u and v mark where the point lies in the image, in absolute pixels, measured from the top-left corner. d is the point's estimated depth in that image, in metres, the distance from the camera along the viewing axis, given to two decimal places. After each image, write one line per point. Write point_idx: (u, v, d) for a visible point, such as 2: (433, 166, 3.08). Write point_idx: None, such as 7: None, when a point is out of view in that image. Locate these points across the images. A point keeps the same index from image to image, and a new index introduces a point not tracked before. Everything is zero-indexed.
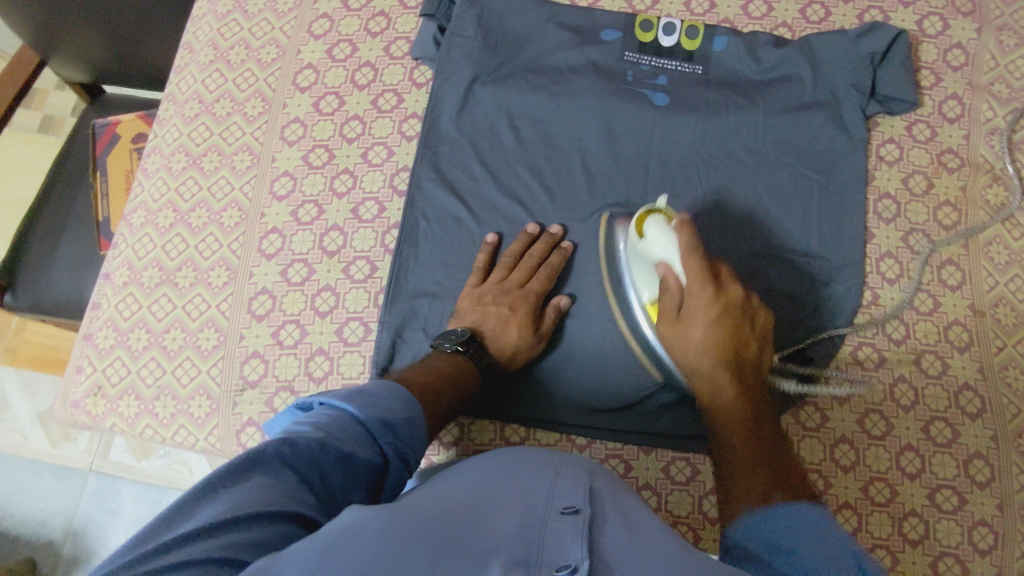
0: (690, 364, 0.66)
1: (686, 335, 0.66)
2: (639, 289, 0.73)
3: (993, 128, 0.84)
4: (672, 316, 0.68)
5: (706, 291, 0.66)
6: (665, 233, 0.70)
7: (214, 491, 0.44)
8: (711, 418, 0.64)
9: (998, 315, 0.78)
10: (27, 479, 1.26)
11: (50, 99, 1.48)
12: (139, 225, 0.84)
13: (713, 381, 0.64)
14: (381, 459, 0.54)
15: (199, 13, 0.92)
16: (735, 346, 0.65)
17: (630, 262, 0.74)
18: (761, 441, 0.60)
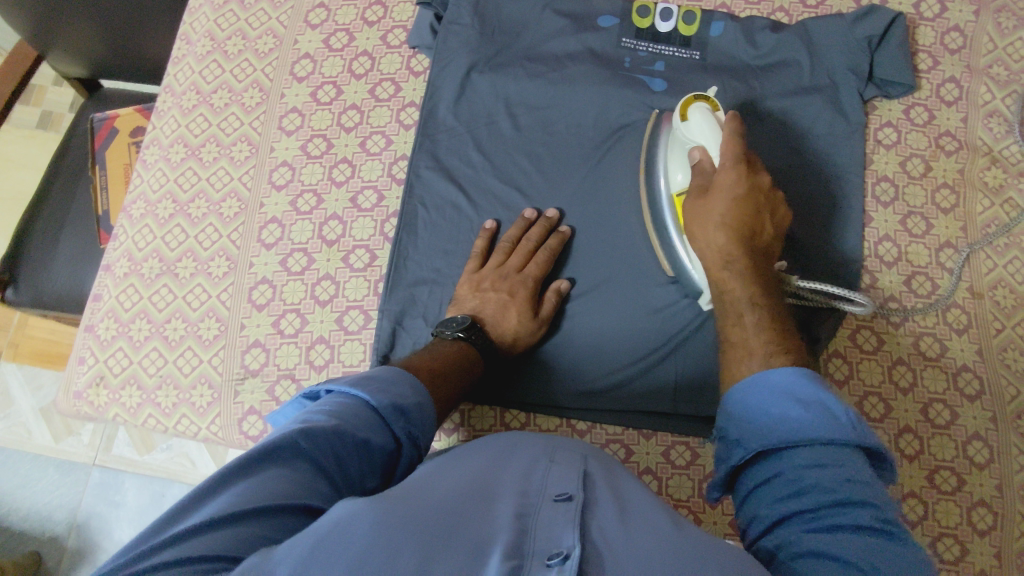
0: (706, 241, 0.65)
1: (707, 210, 0.65)
2: (671, 173, 0.73)
3: (991, 110, 0.84)
4: (699, 193, 0.67)
5: (734, 172, 0.64)
6: (708, 119, 0.69)
7: (227, 485, 0.44)
8: (718, 290, 0.64)
9: (996, 297, 0.78)
10: (32, 473, 1.27)
11: (48, 95, 1.48)
12: (138, 217, 0.84)
13: (726, 262, 0.63)
14: (395, 444, 0.54)
15: (196, 4, 0.92)
16: (754, 228, 0.64)
17: (670, 146, 0.75)
18: (764, 314, 0.60)
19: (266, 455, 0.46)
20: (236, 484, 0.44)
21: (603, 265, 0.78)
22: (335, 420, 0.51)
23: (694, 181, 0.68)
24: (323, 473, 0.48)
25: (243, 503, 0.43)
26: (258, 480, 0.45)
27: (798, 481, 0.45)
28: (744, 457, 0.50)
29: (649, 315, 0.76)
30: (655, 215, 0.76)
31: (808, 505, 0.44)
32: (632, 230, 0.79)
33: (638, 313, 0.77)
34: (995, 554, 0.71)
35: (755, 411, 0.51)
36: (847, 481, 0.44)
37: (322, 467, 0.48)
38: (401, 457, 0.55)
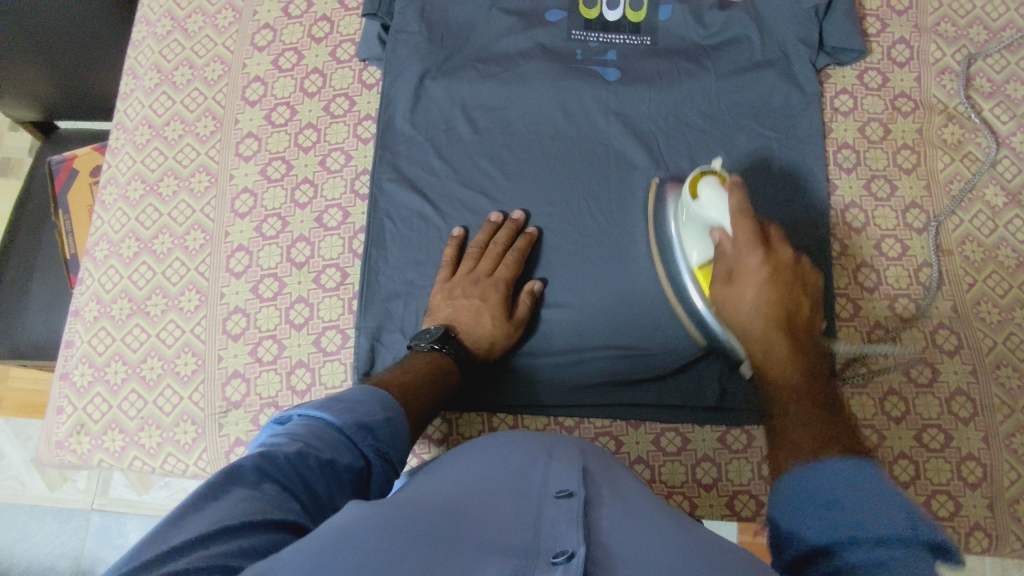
0: (746, 330, 0.62)
1: (738, 295, 0.63)
2: (687, 251, 0.73)
3: (943, 67, 0.85)
4: (724, 279, 0.65)
5: (757, 256, 0.63)
6: (720, 197, 0.68)
7: (200, 508, 0.43)
8: (756, 355, 0.61)
9: (965, 252, 0.79)
10: (30, 525, 1.25)
11: (5, 141, 1.45)
12: (102, 259, 0.83)
13: (764, 343, 0.60)
14: (364, 462, 0.54)
15: (138, 37, 0.90)
16: (786, 312, 0.61)
17: (683, 225, 0.74)
18: (809, 386, 0.55)
19: (232, 478, 0.46)
20: (210, 506, 0.43)
21: (576, 261, 0.78)
22: (304, 444, 0.51)
23: (718, 267, 0.66)
24: (291, 493, 0.48)
25: (222, 521, 0.42)
26: (232, 502, 0.44)
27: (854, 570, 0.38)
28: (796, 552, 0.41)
29: (626, 307, 0.77)
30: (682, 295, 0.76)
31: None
32: (601, 224, 0.79)
33: (613, 306, 0.77)
34: (988, 505, 0.72)
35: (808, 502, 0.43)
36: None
37: (289, 488, 0.48)
38: (373, 473, 0.55)
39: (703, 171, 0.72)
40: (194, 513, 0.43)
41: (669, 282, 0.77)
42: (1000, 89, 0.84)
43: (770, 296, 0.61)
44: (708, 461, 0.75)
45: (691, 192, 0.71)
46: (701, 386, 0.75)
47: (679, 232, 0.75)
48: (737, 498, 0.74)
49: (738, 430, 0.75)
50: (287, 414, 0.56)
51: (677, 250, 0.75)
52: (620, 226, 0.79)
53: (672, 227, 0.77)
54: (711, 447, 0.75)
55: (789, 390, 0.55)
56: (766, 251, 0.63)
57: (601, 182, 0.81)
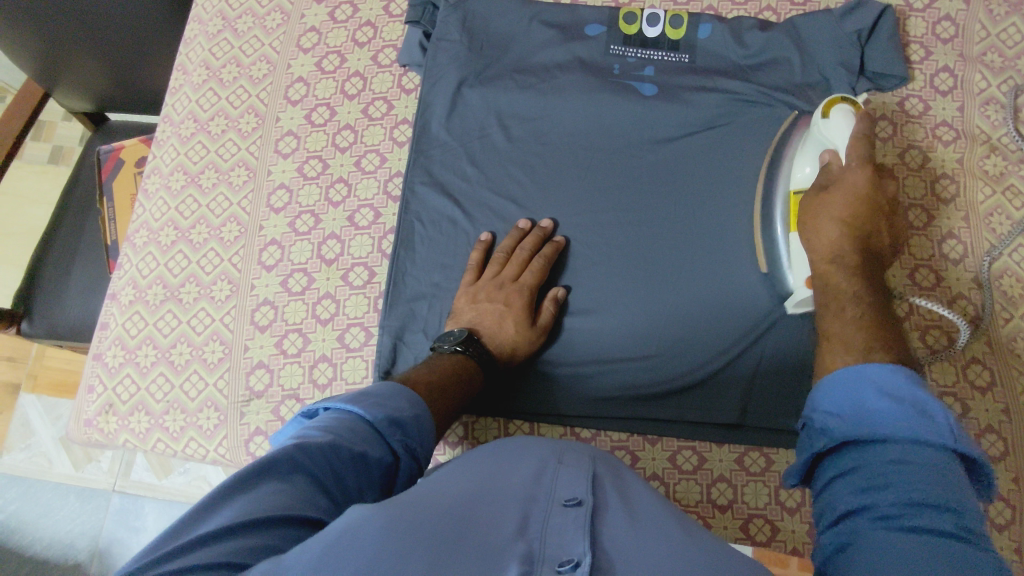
0: (818, 240, 0.65)
1: (826, 204, 0.65)
2: (801, 166, 0.73)
3: (988, 98, 0.83)
4: (816, 191, 0.67)
5: (862, 177, 0.64)
6: (847, 121, 0.68)
7: (228, 499, 0.44)
8: (822, 262, 0.64)
9: (1003, 286, 0.77)
10: (53, 502, 1.29)
11: (58, 130, 1.51)
12: (141, 245, 0.85)
13: (836, 253, 0.63)
14: (393, 458, 0.55)
15: (190, 34, 0.94)
16: (868, 231, 0.63)
17: (802, 145, 0.74)
18: (874, 304, 0.59)
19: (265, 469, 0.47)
20: (236, 497, 0.44)
21: (602, 272, 0.78)
22: (334, 436, 0.51)
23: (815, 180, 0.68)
24: (321, 487, 0.48)
25: (247, 514, 0.43)
26: (258, 493, 0.45)
27: (880, 471, 0.44)
28: (824, 445, 0.48)
29: (650, 319, 0.76)
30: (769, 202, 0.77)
31: (881, 502, 0.42)
32: (630, 237, 0.79)
33: (637, 320, 0.76)
34: (1016, 549, 0.70)
35: (842, 404, 0.49)
36: (931, 481, 0.42)
37: (321, 481, 0.48)
38: (400, 470, 0.55)
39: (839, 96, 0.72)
40: (220, 504, 0.44)
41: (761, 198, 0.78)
42: None
43: (861, 218, 0.63)
44: (724, 482, 0.74)
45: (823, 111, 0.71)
46: (721, 403, 0.74)
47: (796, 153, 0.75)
48: (751, 522, 0.72)
49: (756, 452, 0.74)
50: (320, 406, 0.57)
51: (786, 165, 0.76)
52: (648, 240, 0.79)
53: (790, 152, 0.76)
54: (728, 468, 0.74)
55: (848, 300, 0.60)
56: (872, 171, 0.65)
57: (632, 194, 0.81)
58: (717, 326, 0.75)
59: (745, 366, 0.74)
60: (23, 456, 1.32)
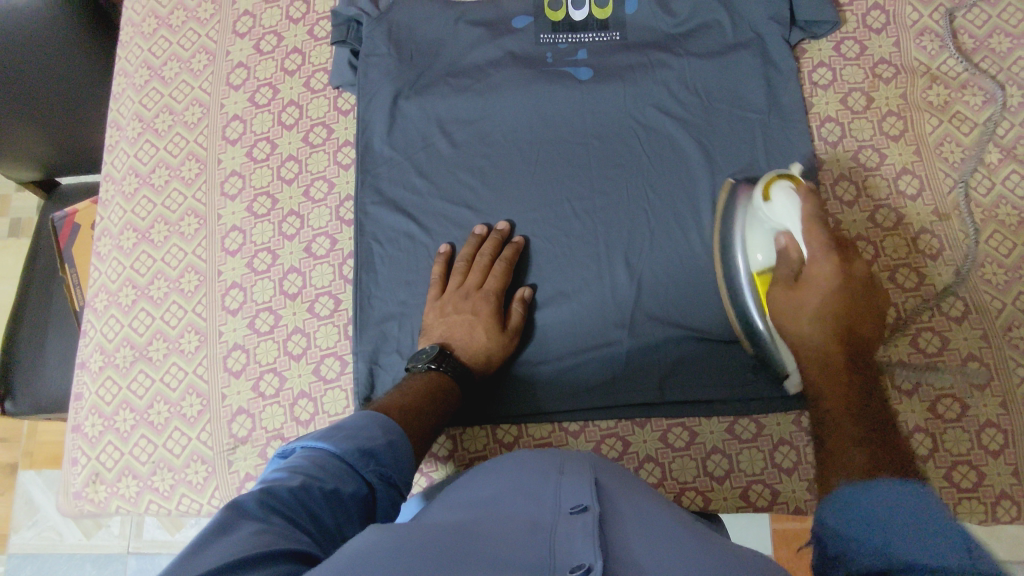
0: (802, 334, 0.63)
1: (798, 299, 0.64)
2: (750, 253, 0.69)
3: (922, 29, 0.83)
4: (786, 285, 0.65)
5: (830, 262, 0.63)
6: (793, 200, 0.67)
7: (211, 545, 0.42)
8: (810, 357, 0.62)
9: (963, 214, 0.77)
10: (70, 574, 1.27)
11: (14, 203, 1.49)
12: (103, 309, 0.84)
13: (820, 356, 0.61)
14: (369, 489, 0.54)
15: (118, 89, 0.92)
16: (847, 321, 0.62)
17: (749, 222, 0.70)
18: (859, 400, 0.57)
19: (239, 517, 0.45)
20: (219, 542, 0.42)
21: (566, 264, 0.78)
22: (308, 477, 0.51)
23: (781, 270, 0.66)
24: (297, 526, 0.47)
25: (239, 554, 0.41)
26: (240, 537, 0.43)
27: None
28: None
29: (621, 305, 0.76)
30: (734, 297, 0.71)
31: None
32: (587, 224, 0.79)
33: (607, 306, 0.76)
34: (1014, 473, 0.70)
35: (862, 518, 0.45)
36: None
37: (296, 522, 0.47)
38: (378, 498, 0.55)
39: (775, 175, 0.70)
40: (202, 552, 0.41)
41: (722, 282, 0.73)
42: (983, 45, 0.82)
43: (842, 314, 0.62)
44: (719, 454, 0.73)
45: (762, 194, 0.69)
46: (705, 378, 0.74)
47: (741, 233, 0.71)
48: (751, 489, 0.72)
49: (745, 419, 0.74)
50: (287, 449, 0.56)
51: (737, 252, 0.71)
52: (605, 223, 0.78)
53: (734, 229, 0.71)
54: (720, 439, 0.74)
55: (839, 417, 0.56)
56: (834, 244, 0.65)
57: (583, 181, 0.80)
58: (689, 303, 0.75)
59: (720, 334, 0.74)
60: (31, 535, 1.30)
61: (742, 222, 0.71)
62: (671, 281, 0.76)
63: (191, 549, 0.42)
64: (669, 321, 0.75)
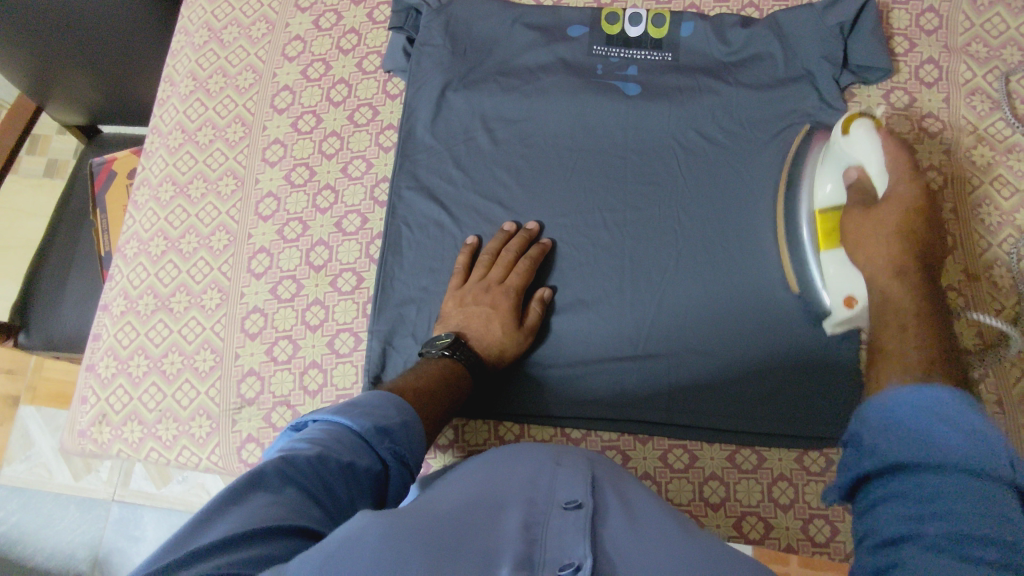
0: (869, 253, 0.63)
1: (877, 216, 0.64)
2: (819, 185, 0.73)
3: (974, 88, 0.83)
4: (862, 208, 0.66)
5: (907, 188, 0.64)
6: (873, 136, 0.68)
7: (223, 513, 0.43)
8: (885, 273, 0.60)
9: (993, 277, 0.76)
10: (54, 512, 1.29)
11: (53, 144, 1.52)
12: (132, 256, 0.86)
13: (899, 264, 0.60)
14: (381, 466, 0.55)
15: (176, 46, 0.95)
16: (925, 247, 0.61)
17: (823, 160, 0.74)
18: (930, 299, 0.56)
19: (254, 484, 0.46)
20: (233, 512, 0.43)
21: (589, 273, 0.78)
22: (324, 449, 0.51)
23: (854, 198, 0.68)
24: (313, 497, 0.48)
25: (249, 526, 0.42)
26: (257, 505, 0.44)
27: None
28: None
29: (639, 320, 0.76)
30: (795, 246, 0.75)
31: None
32: (616, 236, 0.79)
33: (627, 319, 0.76)
34: None
35: None
36: None
37: (313, 492, 0.48)
38: (391, 477, 0.55)
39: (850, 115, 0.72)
40: (215, 520, 0.42)
41: (784, 234, 0.76)
42: None
43: (920, 233, 0.62)
44: (717, 480, 0.73)
45: (841, 129, 0.71)
46: (713, 405, 0.74)
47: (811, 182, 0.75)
48: (744, 519, 0.72)
49: (748, 449, 0.74)
50: (303, 421, 0.57)
51: (805, 195, 0.75)
52: (633, 238, 0.79)
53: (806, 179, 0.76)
54: (720, 466, 0.74)
55: (908, 308, 0.56)
56: (913, 169, 0.66)
57: (617, 194, 0.81)
58: (707, 328, 0.75)
59: (733, 362, 0.74)
60: (22, 468, 1.32)
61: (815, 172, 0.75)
62: (691, 303, 0.76)
63: (202, 517, 0.43)
64: (685, 342, 0.75)
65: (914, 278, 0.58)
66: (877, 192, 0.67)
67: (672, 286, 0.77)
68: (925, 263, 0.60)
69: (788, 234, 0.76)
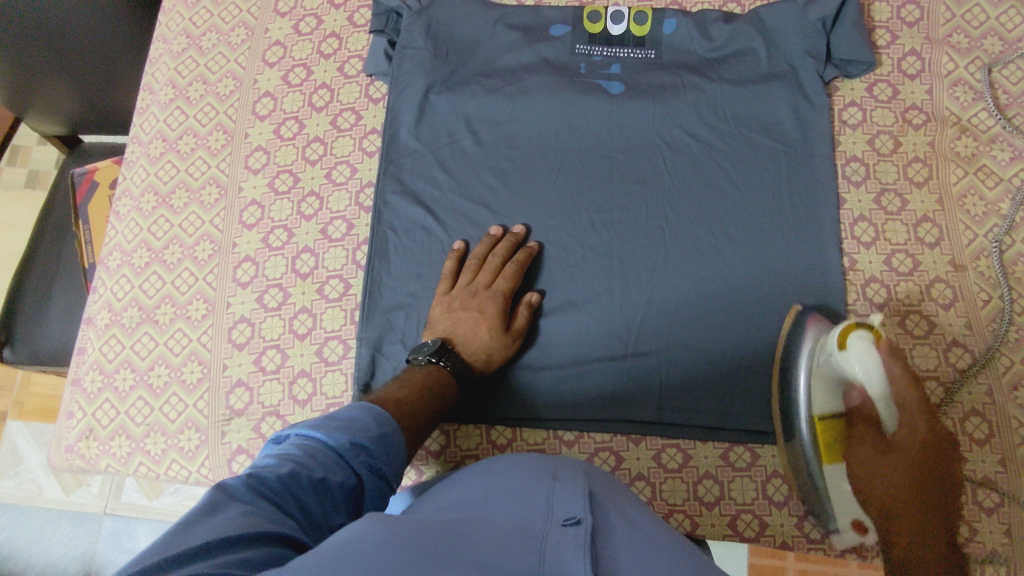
0: (875, 489, 0.64)
1: (886, 462, 0.65)
2: (812, 396, 0.69)
3: (956, 79, 0.83)
4: (873, 447, 0.66)
5: (921, 422, 0.65)
6: (875, 354, 0.65)
7: (195, 524, 0.42)
8: (884, 514, 0.63)
9: (980, 268, 0.76)
10: (46, 527, 1.28)
11: (34, 155, 1.50)
12: (115, 268, 0.85)
13: (904, 500, 0.62)
14: (357, 480, 0.54)
15: (155, 54, 0.93)
16: (936, 460, 0.64)
17: (817, 355, 0.69)
18: (943, 539, 0.60)
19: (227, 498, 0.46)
20: (206, 523, 0.43)
21: (577, 273, 0.78)
22: (297, 466, 0.50)
23: (864, 428, 0.68)
24: (284, 512, 0.47)
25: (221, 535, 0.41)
26: (227, 517, 0.44)
27: None
28: None
29: (627, 320, 0.76)
30: (790, 433, 0.70)
31: None
32: (603, 236, 0.79)
33: (616, 319, 0.76)
34: (1006, 533, 0.69)
35: None
36: None
37: (283, 507, 0.47)
38: (366, 489, 0.55)
39: (847, 322, 0.68)
40: (188, 531, 0.42)
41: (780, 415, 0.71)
42: (1016, 101, 0.82)
43: (926, 431, 0.65)
44: (711, 479, 0.73)
45: (838, 340, 0.67)
46: (703, 403, 0.74)
47: (806, 370, 0.70)
48: (739, 518, 0.72)
49: (740, 447, 0.74)
50: (280, 436, 0.56)
51: (800, 388, 0.70)
52: (620, 237, 0.79)
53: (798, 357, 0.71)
54: (714, 464, 0.73)
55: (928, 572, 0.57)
56: (914, 386, 0.66)
57: (604, 194, 0.80)
58: (695, 326, 0.75)
59: (722, 360, 0.74)
60: (12, 484, 1.30)
61: (808, 358, 0.70)
62: (679, 302, 0.76)
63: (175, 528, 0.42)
64: (674, 342, 0.75)
65: (925, 502, 0.62)
66: (882, 420, 0.67)
67: (660, 285, 0.76)
68: (937, 472, 0.63)
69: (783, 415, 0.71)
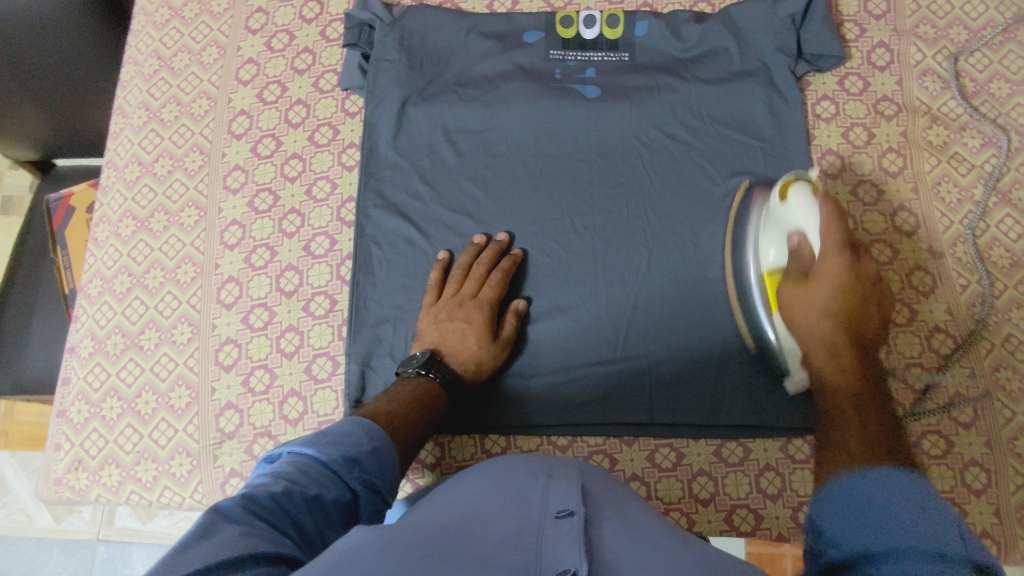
0: (808, 327, 0.64)
1: (812, 294, 0.64)
2: (765, 249, 0.72)
3: (925, 69, 0.84)
4: (797, 278, 0.66)
5: (841, 261, 0.64)
6: (813, 202, 0.68)
7: (192, 546, 0.42)
8: (821, 353, 0.62)
9: (957, 254, 0.78)
10: (38, 558, 1.26)
11: (6, 180, 1.48)
12: (96, 295, 0.84)
13: (830, 344, 0.62)
14: (351, 496, 0.54)
15: (126, 77, 0.93)
16: (860, 315, 0.63)
17: (766, 222, 0.73)
18: (863, 372, 0.59)
19: (223, 518, 0.45)
20: (203, 544, 0.42)
21: (563, 278, 0.78)
22: (291, 484, 0.50)
23: (794, 266, 0.67)
24: (280, 530, 0.47)
25: (219, 556, 0.41)
26: (224, 537, 0.43)
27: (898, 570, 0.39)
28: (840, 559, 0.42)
29: (615, 323, 0.76)
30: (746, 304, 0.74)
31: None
32: (586, 240, 0.79)
33: (604, 322, 0.77)
34: (994, 513, 0.70)
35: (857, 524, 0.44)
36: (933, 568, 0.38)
37: (279, 525, 0.47)
38: (361, 505, 0.55)
39: (792, 177, 0.72)
40: (185, 553, 0.41)
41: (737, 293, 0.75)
42: (984, 88, 0.83)
43: (845, 254, 0.64)
44: (705, 476, 0.74)
45: (780, 194, 0.71)
46: (694, 401, 0.74)
47: (755, 239, 0.74)
48: (734, 513, 0.73)
49: (732, 442, 0.74)
50: (272, 454, 0.56)
51: (751, 254, 0.74)
52: (604, 240, 0.79)
53: (749, 232, 0.75)
54: (707, 461, 0.74)
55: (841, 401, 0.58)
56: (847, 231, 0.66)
57: (585, 198, 0.81)
58: (682, 325, 0.76)
59: (710, 357, 0.75)
60: (0, 516, 1.28)
61: (758, 229, 0.74)
62: (665, 301, 0.76)
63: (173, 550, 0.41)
64: (662, 341, 0.76)
65: (847, 365, 0.60)
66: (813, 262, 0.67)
67: (645, 286, 0.77)
68: (860, 319, 0.63)
69: (740, 290, 0.75)
